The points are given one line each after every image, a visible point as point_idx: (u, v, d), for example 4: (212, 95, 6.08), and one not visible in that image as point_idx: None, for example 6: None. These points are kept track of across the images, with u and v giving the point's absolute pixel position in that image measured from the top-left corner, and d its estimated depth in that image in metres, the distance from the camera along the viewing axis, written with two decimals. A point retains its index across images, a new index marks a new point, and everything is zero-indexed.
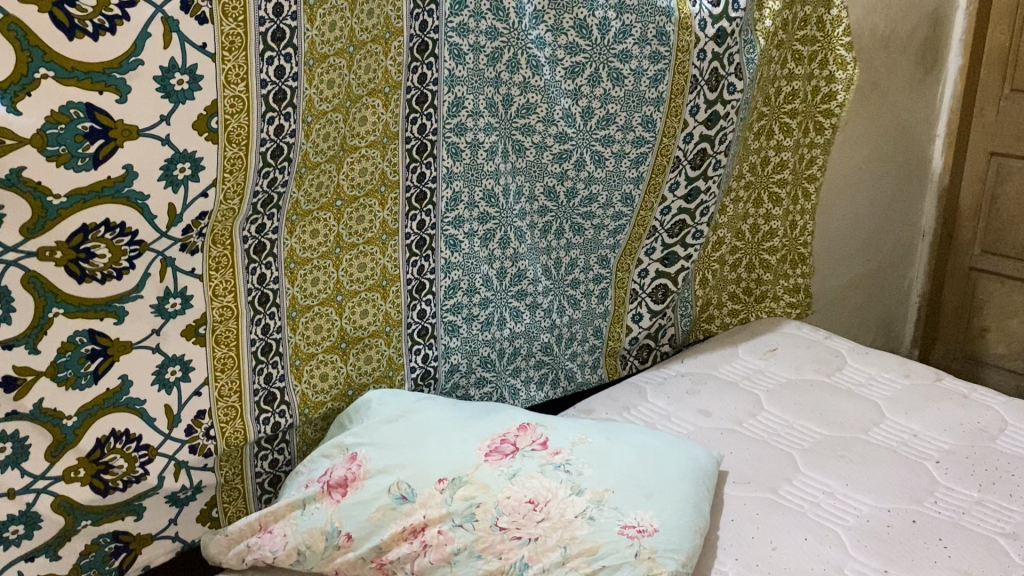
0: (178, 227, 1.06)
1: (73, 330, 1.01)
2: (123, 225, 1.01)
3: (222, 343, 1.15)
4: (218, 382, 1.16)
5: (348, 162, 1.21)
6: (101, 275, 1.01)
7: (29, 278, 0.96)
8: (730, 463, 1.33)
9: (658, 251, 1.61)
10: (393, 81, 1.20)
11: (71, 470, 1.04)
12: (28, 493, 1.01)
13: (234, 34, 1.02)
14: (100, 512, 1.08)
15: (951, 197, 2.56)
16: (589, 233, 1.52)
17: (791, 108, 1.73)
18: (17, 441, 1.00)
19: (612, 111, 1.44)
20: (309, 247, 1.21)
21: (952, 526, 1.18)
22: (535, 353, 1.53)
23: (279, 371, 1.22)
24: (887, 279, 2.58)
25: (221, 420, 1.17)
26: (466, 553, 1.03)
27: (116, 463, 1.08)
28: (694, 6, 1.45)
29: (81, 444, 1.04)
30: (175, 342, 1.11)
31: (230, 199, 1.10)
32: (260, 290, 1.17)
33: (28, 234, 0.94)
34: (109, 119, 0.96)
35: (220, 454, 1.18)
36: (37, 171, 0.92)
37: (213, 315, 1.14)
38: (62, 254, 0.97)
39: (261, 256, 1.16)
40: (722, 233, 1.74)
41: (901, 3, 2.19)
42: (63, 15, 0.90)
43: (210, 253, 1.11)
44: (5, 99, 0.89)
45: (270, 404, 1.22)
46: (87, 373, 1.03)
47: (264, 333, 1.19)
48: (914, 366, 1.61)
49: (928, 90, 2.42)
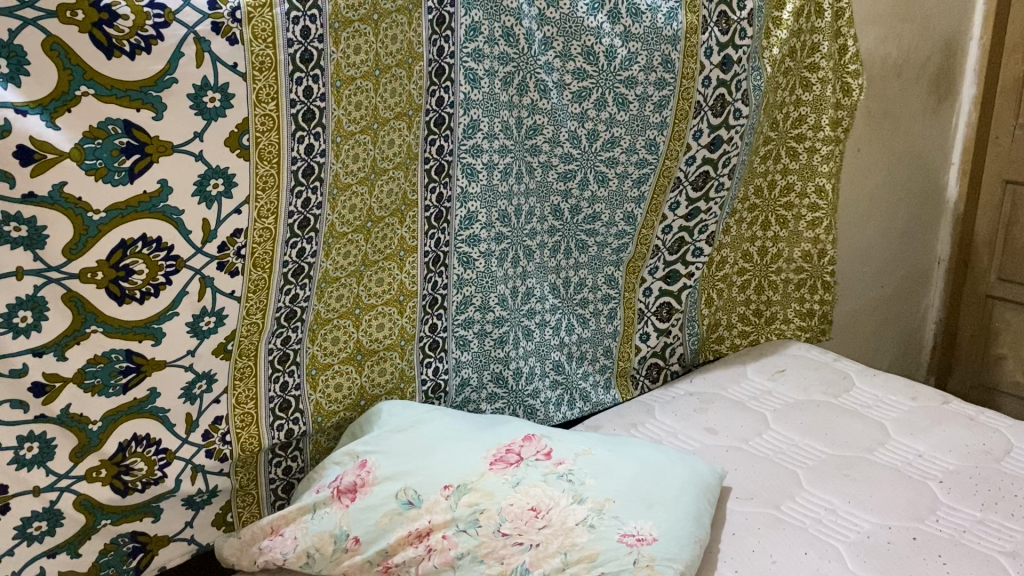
0: (214, 244, 1.11)
1: (110, 347, 1.06)
2: (159, 240, 1.06)
3: (245, 354, 1.20)
4: (236, 390, 1.20)
5: (379, 184, 1.26)
6: (139, 293, 1.07)
7: (70, 296, 1.01)
8: (734, 479, 1.34)
9: (660, 270, 1.64)
10: (416, 104, 1.26)
11: (93, 471, 1.09)
12: (52, 491, 1.06)
13: (263, 54, 1.08)
14: (119, 512, 1.12)
15: (967, 225, 2.56)
16: (594, 251, 1.56)
17: (798, 132, 1.77)
18: (44, 442, 1.04)
19: (616, 135, 1.49)
20: (338, 266, 1.26)
21: (952, 544, 1.19)
22: (548, 372, 1.56)
23: (295, 380, 1.26)
24: (902, 305, 2.58)
25: (238, 426, 1.21)
26: (469, 558, 1.05)
27: (136, 466, 1.12)
28: (703, 34, 1.50)
29: (105, 449, 1.09)
30: (206, 360, 1.16)
31: (264, 218, 1.15)
32: (290, 307, 1.22)
33: (71, 254, 1.00)
34: (145, 135, 1.02)
35: (235, 460, 1.23)
36: (77, 187, 0.98)
37: (242, 330, 1.18)
38: (103, 275, 1.03)
39: (298, 279, 1.21)
40: (724, 253, 1.76)
41: (914, 33, 2.23)
42: (102, 36, 0.96)
43: (250, 276, 1.16)
44: (45, 114, 0.94)
45: (285, 412, 1.26)
46: (117, 384, 1.08)
47: (283, 344, 1.23)
48: (922, 389, 1.62)
49: (942, 119, 2.44)
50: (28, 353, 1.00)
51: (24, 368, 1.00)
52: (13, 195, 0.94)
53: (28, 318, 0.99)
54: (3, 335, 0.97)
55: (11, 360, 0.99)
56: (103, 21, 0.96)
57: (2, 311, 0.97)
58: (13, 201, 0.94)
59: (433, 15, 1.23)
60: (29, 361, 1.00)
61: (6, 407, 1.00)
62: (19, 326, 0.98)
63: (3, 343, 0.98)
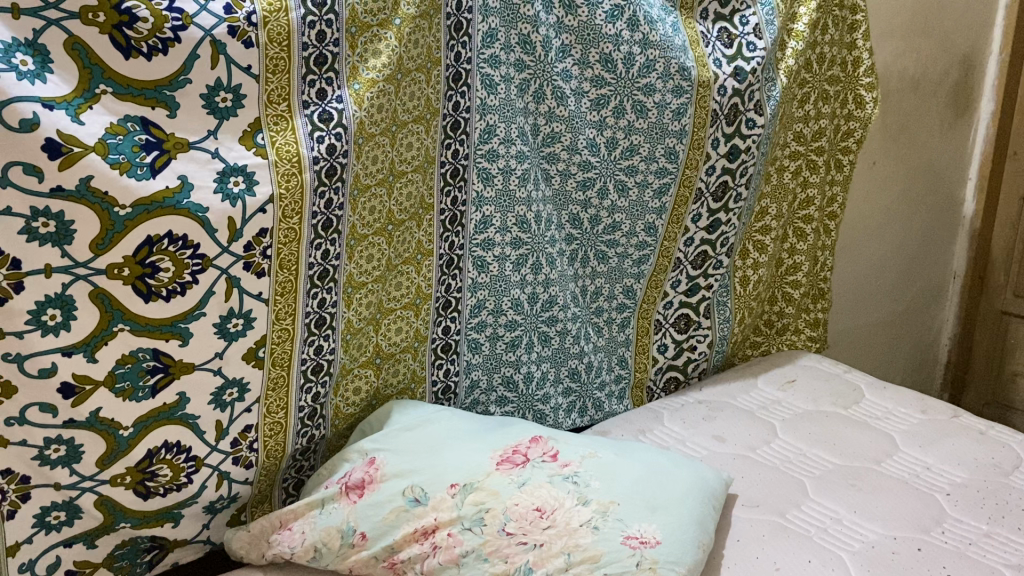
0: (239, 243, 1.12)
1: (137, 347, 1.08)
2: (185, 238, 1.07)
3: (278, 364, 1.21)
4: (268, 400, 1.22)
5: (397, 187, 1.28)
6: (166, 290, 1.08)
7: (97, 294, 1.03)
8: (740, 486, 1.35)
9: (683, 284, 1.66)
10: (434, 108, 1.28)
11: (118, 476, 1.10)
12: (74, 489, 1.08)
13: (277, 57, 1.11)
14: (141, 517, 1.14)
15: (984, 239, 2.53)
16: (614, 262, 1.57)
17: (818, 145, 1.76)
18: (71, 445, 1.06)
19: (635, 142, 1.50)
20: (365, 272, 1.28)
21: (957, 556, 1.19)
22: (563, 378, 1.57)
23: (325, 390, 1.28)
24: (917, 319, 2.57)
25: (266, 434, 1.23)
26: (474, 556, 1.07)
27: (161, 471, 1.14)
28: (707, 47, 1.51)
29: (132, 454, 1.11)
30: (236, 365, 1.17)
31: (289, 217, 1.16)
32: (318, 313, 1.23)
33: (97, 250, 1.01)
34: (162, 132, 1.04)
35: (260, 468, 1.24)
36: (104, 181, 0.99)
37: (273, 336, 1.20)
38: (129, 271, 1.04)
39: (324, 282, 1.23)
40: (760, 271, 1.76)
41: (932, 47, 2.22)
42: (121, 37, 0.99)
43: (276, 278, 1.18)
44: (69, 109, 0.97)
45: (312, 419, 1.28)
46: (145, 387, 1.10)
47: (317, 353, 1.25)
48: (932, 402, 1.62)
49: (960, 134, 2.43)
50: (56, 352, 1.02)
51: (53, 368, 1.02)
52: (41, 188, 0.96)
53: (57, 317, 1.01)
54: (32, 332, 1.00)
55: (41, 359, 1.01)
56: (122, 23, 0.99)
57: (32, 308, 0.99)
58: (41, 195, 0.96)
59: (451, 22, 1.26)
60: (58, 360, 1.02)
61: (36, 409, 1.02)
62: (49, 324, 1.01)
63: (32, 341, 1.00)
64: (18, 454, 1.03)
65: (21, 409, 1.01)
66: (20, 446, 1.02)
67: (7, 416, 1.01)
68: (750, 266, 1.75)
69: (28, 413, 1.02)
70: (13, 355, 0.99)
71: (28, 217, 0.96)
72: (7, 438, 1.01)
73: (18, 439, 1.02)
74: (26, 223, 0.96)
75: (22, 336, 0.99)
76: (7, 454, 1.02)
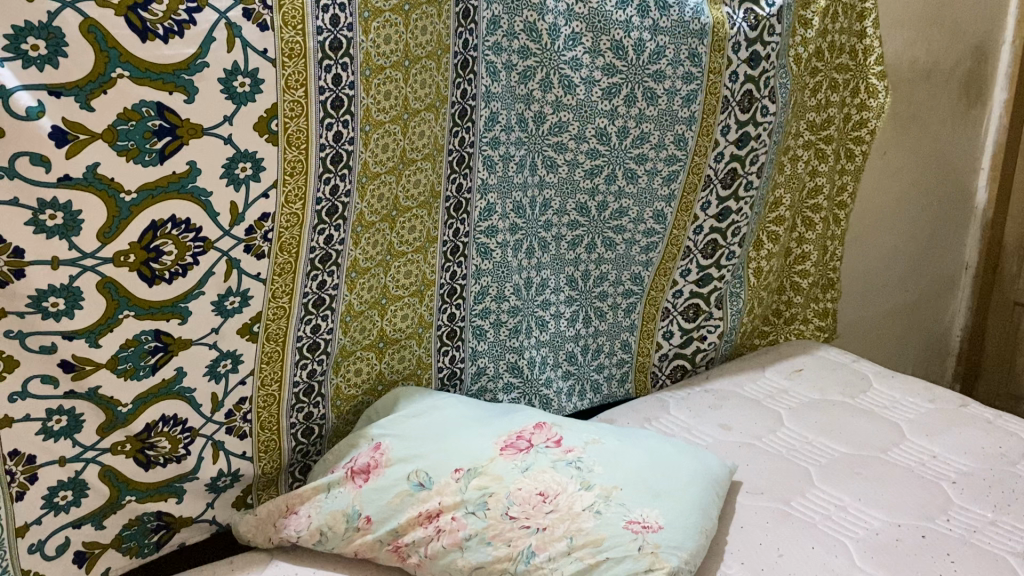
0: (241, 227, 1.14)
1: (139, 329, 1.09)
2: (188, 222, 1.09)
3: (272, 339, 1.22)
4: (262, 372, 1.23)
5: (407, 174, 1.29)
6: (168, 273, 1.09)
7: (104, 282, 1.05)
8: (745, 474, 1.35)
9: (693, 273, 1.65)
10: (442, 96, 1.29)
11: (119, 444, 1.12)
12: (78, 462, 1.10)
13: (293, 42, 1.11)
14: (145, 491, 1.16)
15: (996, 231, 2.51)
16: (621, 248, 1.57)
17: (827, 134, 1.75)
18: (73, 415, 1.08)
19: (646, 130, 1.50)
20: (369, 258, 1.29)
21: (962, 543, 1.19)
22: (561, 362, 1.57)
23: (321, 367, 1.29)
24: (928, 310, 2.56)
25: (259, 405, 1.24)
26: (477, 540, 1.08)
27: (161, 443, 1.16)
28: (731, 29, 1.50)
29: (132, 426, 1.12)
30: (231, 339, 1.18)
31: (292, 204, 1.17)
32: (318, 294, 1.24)
33: (105, 238, 1.03)
34: (177, 118, 1.05)
35: (256, 441, 1.25)
36: (111, 169, 1.01)
37: (268, 313, 1.21)
38: (134, 257, 1.06)
39: (325, 265, 1.24)
40: (767, 259, 1.76)
41: (944, 36, 2.20)
42: (137, 19, 0.99)
43: (277, 260, 1.19)
44: (80, 96, 0.97)
45: (308, 397, 1.29)
46: (145, 366, 1.11)
47: (314, 332, 1.26)
48: (940, 392, 1.61)
49: (971, 124, 2.41)
50: (57, 334, 1.03)
51: (54, 347, 1.03)
52: (48, 178, 0.98)
53: (60, 304, 1.02)
54: (33, 314, 1.01)
55: (42, 337, 1.02)
56: (137, 4, 0.99)
57: (33, 294, 1.00)
58: (49, 185, 0.98)
59: (459, 9, 1.26)
60: (59, 341, 1.04)
61: (37, 381, 1.04)
62: (51, 310, 1.02)
63: (34, 321, 1.01)
64: (24, 430, 1.04)
65: (23, 381, 1.03)
66: (24, 421, 1.04)
67: (11, 391, 1.02)
68: (764, 257, 1.75)
69: (31, 385, 1.04)
70: (14, 332, 1.01)
71: (34, 208, 0.98)
72: (11, 415, 1.03)
73: (21, 415, 1.04)
74: (33, 215, 0.98)
75: (23, 316, 1.00)
76: (15, 433, 1.04)
